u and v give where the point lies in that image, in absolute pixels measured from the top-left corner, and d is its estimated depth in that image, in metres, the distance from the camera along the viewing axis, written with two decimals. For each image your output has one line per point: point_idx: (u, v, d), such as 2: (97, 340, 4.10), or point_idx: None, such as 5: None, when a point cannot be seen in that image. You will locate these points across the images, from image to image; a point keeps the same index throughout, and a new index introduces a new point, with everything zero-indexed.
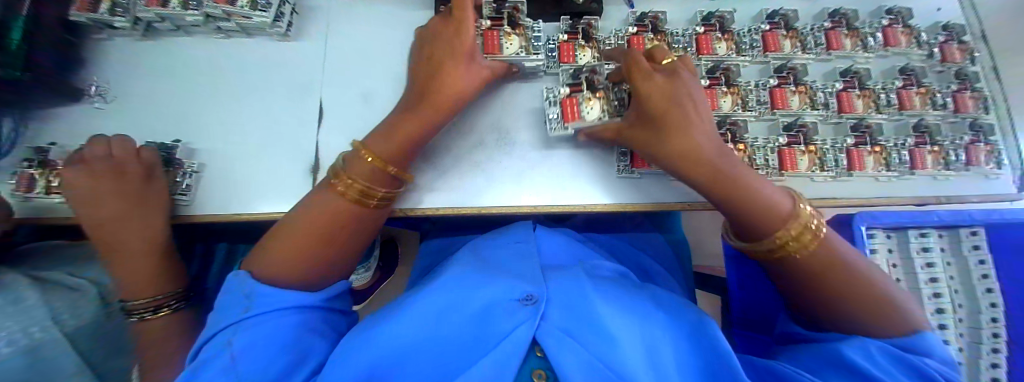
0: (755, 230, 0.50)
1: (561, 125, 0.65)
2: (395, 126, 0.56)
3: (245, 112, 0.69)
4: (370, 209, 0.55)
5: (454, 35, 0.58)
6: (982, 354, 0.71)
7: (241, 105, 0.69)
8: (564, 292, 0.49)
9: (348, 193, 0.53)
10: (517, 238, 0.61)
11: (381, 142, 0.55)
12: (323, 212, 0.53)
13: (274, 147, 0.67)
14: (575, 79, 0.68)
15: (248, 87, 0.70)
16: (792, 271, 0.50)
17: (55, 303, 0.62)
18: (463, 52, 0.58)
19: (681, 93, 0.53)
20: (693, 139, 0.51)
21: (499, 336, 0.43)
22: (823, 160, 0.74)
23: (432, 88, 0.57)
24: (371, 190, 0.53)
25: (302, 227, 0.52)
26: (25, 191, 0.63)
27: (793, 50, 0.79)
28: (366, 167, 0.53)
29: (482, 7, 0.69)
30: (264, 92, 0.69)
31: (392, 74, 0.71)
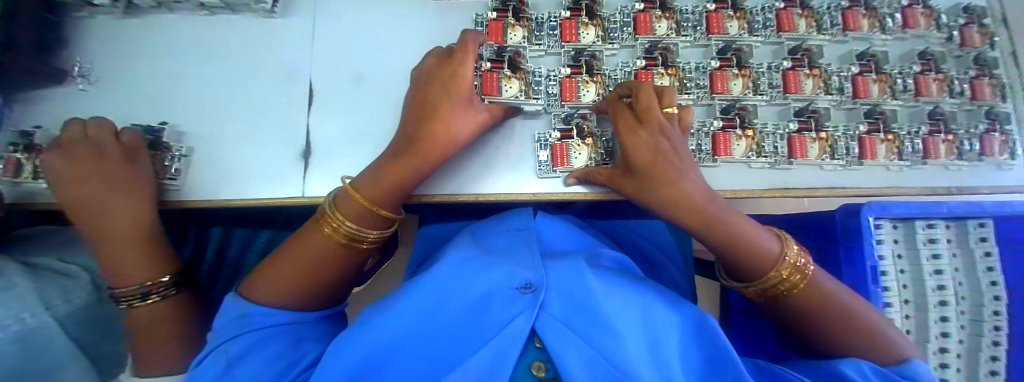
0: (739, 270, 0.48)
1: (551, 169, 0.64)
2: (378, 176, 0.52)
3: (231, 93, 0.66)
4: (360, 250, 0.53)
5: (449, 76, 0.52)
6: (982, 347, 0.68)
7: (230, 89, 0.66)
8: (566, 278, 0.47)
9: (340, 229, 0.50)
10: (516, 225, 0.59)
11: (366, 185, 0.51)
12: (315, 241, 0.51)
13: (264, 131, 0.64)
14: (575, 64, 0.68)
15: (235, 70, 0.67)
16: (786, 308, 0.48)
17: (45, 289, 0.57)
18: (462, 94, 0.53)
19: (667, 149, 0.48)
20: (682, 191, 0.46)
21: (497, 328, 0.41)
22: (835, 149, 0.71)
23: (425, 131, 0.51)
24: (363, 235, 0.51)
25: (293, 259, 0.51)
26: (12, 176, 0.61)
27: (809, 31, 0.75)
28: (349, 214, 0.50)
29: (482, 49, 0.65)
30: (250, 72, 0.67)
31: (383, 53, 0.68)
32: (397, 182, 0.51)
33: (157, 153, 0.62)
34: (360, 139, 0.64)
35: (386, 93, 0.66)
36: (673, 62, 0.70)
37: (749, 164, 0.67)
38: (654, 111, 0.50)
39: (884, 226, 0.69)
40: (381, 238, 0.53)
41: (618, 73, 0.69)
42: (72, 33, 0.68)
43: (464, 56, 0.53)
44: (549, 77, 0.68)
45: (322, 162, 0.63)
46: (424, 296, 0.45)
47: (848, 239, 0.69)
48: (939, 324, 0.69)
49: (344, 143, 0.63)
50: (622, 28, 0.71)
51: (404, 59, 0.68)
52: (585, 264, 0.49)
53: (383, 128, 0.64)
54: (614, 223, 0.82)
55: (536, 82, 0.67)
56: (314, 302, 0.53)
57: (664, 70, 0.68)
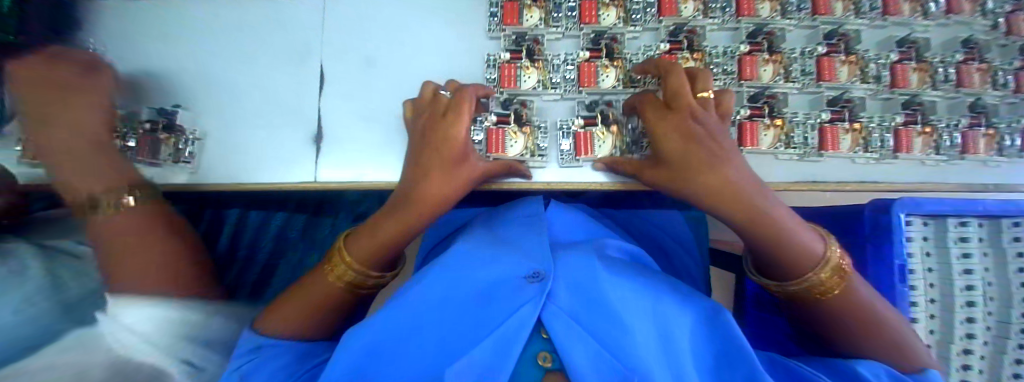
0: (770, 267, 0.46)
1: (574, 158, 0.62)
2: (368, 238, 0.49)
3: (244, 76, 0.65)
4: (357, 297, 0.52)
5: (445, 129, 0.49)
6: (1006, 350, 0.59)
7: (242, 72, 0.65)
8: (577, 269, 0.45)
9: (337, 279, 0.49)
10: (525, 214, 0.57)
11: (356, 244, 0.49)
12: (314, 288, 0.50)
13: (275, 115, 0.63)
14: (594, 47, 0.65)
15: (246, 51, 0.66)
16: (813, 308, 0.46)
17: None
18: (455, 153, 0.49)
19: (702, 134, 0.46)
20: (725, 179, 0.43)
21: (502, 317, 0.40)
22: (868, 141, 0.67)
23: (418, 191, 0.48)
24: (361, 285, 0.50)
25: (293, 299, 0.51)
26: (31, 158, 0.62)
27: (846, 14, 0.70)
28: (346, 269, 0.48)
29: (501, 39, 0.66)
30: (263, 54, 0.65)
31: (395, 35, 0.66)
32: (389, 244, 0.48)
33: (171, 136, 0.61)
34: (367, 123, 0.63)
35: (395, 76, 0.64)
36: (698, 47, 0.66)
37: (776, 155, 0.65)
38: (689, 99, 0.49)
39: (914, 222, 0.62)
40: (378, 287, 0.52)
41: (640, 57, 0.66)
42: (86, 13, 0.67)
43: (458, 115, 0.49)
44: (566, 61, 0.66)
45: (333, 146, 0.62)
46: (432, 282, 0.44)
47: (877, 238, 0.65)
48: (963, 325, 0.61)
49: (355, 127, 0.63)
50: (644, 10, 0.67)
51: (417, 41, 0.65)
52: (595, 256, 0.47)
53: (390, 112, 0.63)
54: (627, 213, 0.80)
55: (553, 66, 0.66)
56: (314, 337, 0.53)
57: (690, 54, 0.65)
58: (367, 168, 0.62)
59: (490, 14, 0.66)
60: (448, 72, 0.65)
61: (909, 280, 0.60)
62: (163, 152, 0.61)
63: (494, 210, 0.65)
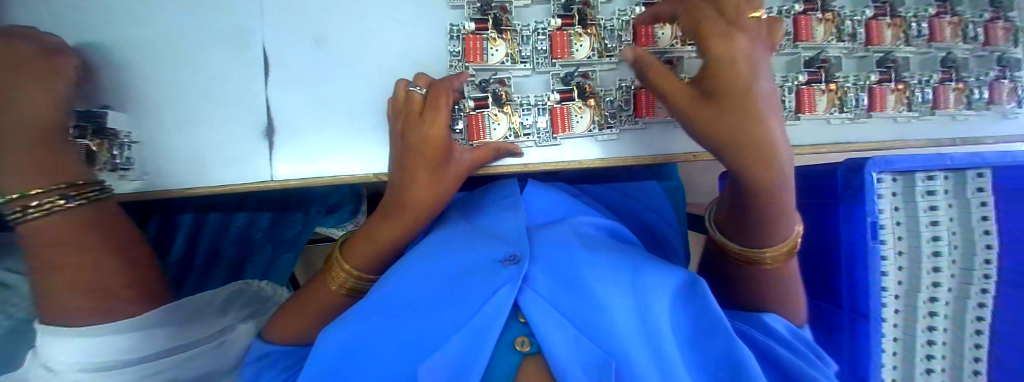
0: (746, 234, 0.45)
1: (550, 137, 0.62)
2: (368, 245, 0.51)
3: (178, 64, 0.58)
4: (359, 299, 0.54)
5: (424, 127, 0.48)
6: (970, 294, 0.62)
7: (174, 59, 0.58)
8: (553, 253, 0.44)
9: (343, 286, 0.51)
10: (501, 197, 0.55)
11: (356, 253, 0.51)
12: (317, 296, 0.51)
13: (220, 108, 0.58)
14: (566, 14, 0.61)
15: (174, 32, 0.58)
16: (746, 275, 0.48)
17: None
18: (437, 153, 0.49)
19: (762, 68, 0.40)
20: (772, 134, 0.38)
21: (475, 302, 0.38)
22: (843, 101, 0.67)
23: (402, 195, 0.49)
24: (360, 285, 0.52)
25: (295, 309, 0.52)
26: None
27: None
28: (344, 272, 0.51)
29: (464, 8, 0.61)
30: (195, 36, 0.58)
31: (346, 10, 0.59)
32: (384, 244, 0.51)
33: (102, 142, 0.54)
34: (323, 113, 0.59)
35: (349, 53, 0.59)
36: None
37: None
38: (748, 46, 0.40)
39: (885, 180, 0.60)
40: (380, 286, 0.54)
41: (614, 23, 0.62)
42: None
43: (435, 112, 0.48)
44: (537, 31, 0.62)
45: (290, 139, 0.58)
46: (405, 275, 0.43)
47: (850, 197, 0.65)
48: (930, 275, 0.62)
49: (311, 117, 0.59)
50: None
51: (371, 17, 0.60)
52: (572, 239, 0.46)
53: (347, 94, 0.59)
54: (612, 189, 0.77)
55: (523, 38, 0.62)
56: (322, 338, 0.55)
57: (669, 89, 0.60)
58: (329, 159, 0.59)
59: None
60: (406, 47, 0.60)
61: (880, 236, 0.61)
62: (99, 161, 0.54)
63: (471, 195, 0.64)
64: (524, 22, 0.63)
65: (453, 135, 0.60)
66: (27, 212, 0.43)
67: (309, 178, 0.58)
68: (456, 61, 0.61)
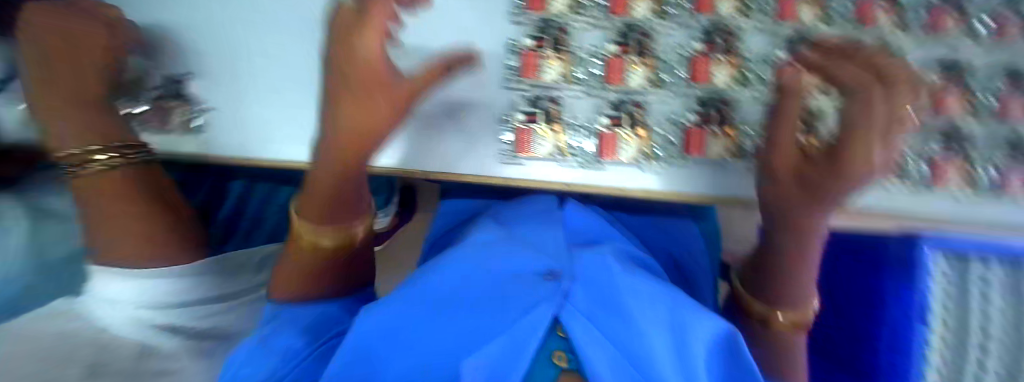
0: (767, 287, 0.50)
1: (595, 160, 0.62)
2: (327, 200, 0.46)
3: (255, 46, 0.64)
4: (339, 254, 0.51)
5: (337, 47, 0.36)
6: None
7: (253, 42, 0.64)
8: (594, 270, 0.43)
9: (329, 252, 0.50)
10: (539, 209, 0.56)
11: (316, 210, 0.46)
12: (312, 267, 0.51)
13: (291, 92, 0.64)
14: (623, 41, 0.62)
15: (255, 18, 0.64)
16: (767, 330, 0.52)
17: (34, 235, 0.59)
18: (357, 79, 0.36)
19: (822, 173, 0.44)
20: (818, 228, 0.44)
21: (514, 310, 0.37)
22: (904, 169, 0.66)
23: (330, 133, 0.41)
24: (324, 239, 0.48)
25: (290, 276, 0.52)
26: None
27: (890, 28, 0.66)
28: (304, 222, 0.47)
29: (524, 25, 0.62)
30: (272, 23, 0.64)
31: (411, 14, 0.63)
32: (326, 191, 0.44)
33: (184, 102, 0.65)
34: None
35: (414, 57, 0.63)
36: (736, 48, 0.61)
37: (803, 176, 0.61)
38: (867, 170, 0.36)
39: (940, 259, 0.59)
40: (349, 237, 0.50)
41: (671, 56, 0.62)
42: None
43: (351, 24, 0.35)
44: (593, 55, 0.62)
45: None
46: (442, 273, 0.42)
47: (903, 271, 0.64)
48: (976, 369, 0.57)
49: None
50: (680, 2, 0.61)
51: (432, 23, 0.63)
52: (611, 258, 0.46)
53: None
54: (650, 224, 0.76)
55: (578, 59, 0.62)
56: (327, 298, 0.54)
57: (720, 128, 0.61)
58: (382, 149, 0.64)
59: None
60: (466, 55, 0.63)
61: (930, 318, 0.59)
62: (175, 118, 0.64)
63: (508, 204, 0.66)
64: (582, 43, 0.62)
65: (501, 144, 0.63)
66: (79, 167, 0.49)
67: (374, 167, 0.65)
68: (510, 74, 0.62)
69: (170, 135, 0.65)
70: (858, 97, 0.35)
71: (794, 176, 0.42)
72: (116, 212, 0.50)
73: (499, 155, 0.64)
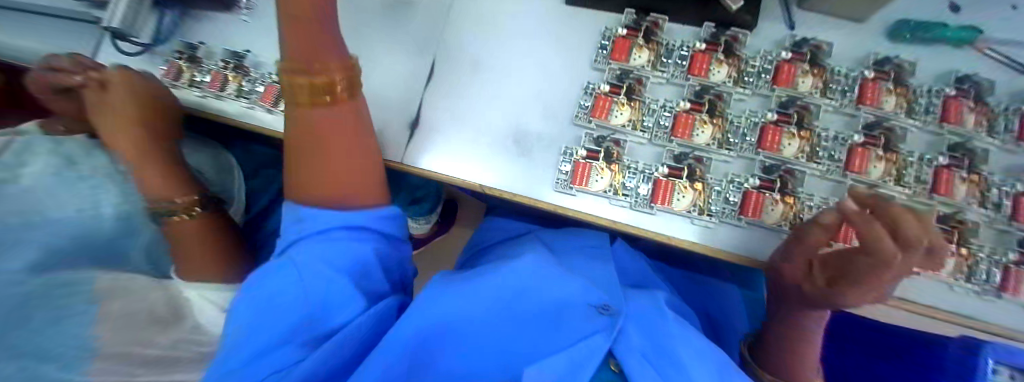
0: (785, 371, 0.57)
1: (648, 204, 0.63)
2: (304, 27, 0.50)
3: (369, 55, 0.76)
4: (342, 107, 0.53)
5: None
6: None
7: (370, 53, 0.76)
8: (643, 314, 0.50)
9: (315, 98, 0.51)
10: (585, 244, 0.67)
11: (296, 43, 0.50)
12: (313, 126, 0.53)
13: (385, 97, 0.73)
14: (697, 100, 0.65)
15: (376, 36, 0.76)
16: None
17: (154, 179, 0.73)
18: None
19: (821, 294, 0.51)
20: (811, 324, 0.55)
21: (575, 335, 0.45)
22: (973, 271, 0.63)
23: None
24: (328, 88, 0.51)
25: (294, 142, 0.54)
26: (218, 90, 0.80)
27: (976, 130, 0.67)
28: (299, 81, 0.50)
29: (603, 72, 0.68)
30: (388, 41, 0.76)
31: (507, 49, 0.72)
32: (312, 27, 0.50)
33: None
34: (460, 124, 0.70)
35: (500, 84, 0.71)
36: (809, 124, 0.64)
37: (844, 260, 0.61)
38: (866, 295, 0.45)
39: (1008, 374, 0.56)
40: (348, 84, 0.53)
41: (742, 121, 0.65)
42: None
43: None
44: (665, 108, 0.66)
45: (427, 136, 0.71)
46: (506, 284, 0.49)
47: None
48: None
49: (450, 124, 0.71)
50: (758, 74, 0.65)
51: (522, 58, 0.71)
52: (662, 307, 0.52)
53: (487, 116, 0.70)
54: (690, 281, 0.82)
55: (648, 110, 0.66)
56: (348, 196, 0.56)
57: (780, 196, 0.61)
58: (452, 159, 0.69)
59: (600, 46, 0.69)
60: (545, 91, 0.70)
61: None
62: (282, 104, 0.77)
63: (558, 233, 0.73)
64: (655, 97, 0.67)
65: (558, 173, 0.66)
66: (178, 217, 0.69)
67: (431, 169, 0.69)
68: (581, 113, 0.67)
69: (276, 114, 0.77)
70: (877, 257, 0.40)
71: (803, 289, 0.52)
72: (204, 250, 0.70)
73: (554, 183, 0.66)
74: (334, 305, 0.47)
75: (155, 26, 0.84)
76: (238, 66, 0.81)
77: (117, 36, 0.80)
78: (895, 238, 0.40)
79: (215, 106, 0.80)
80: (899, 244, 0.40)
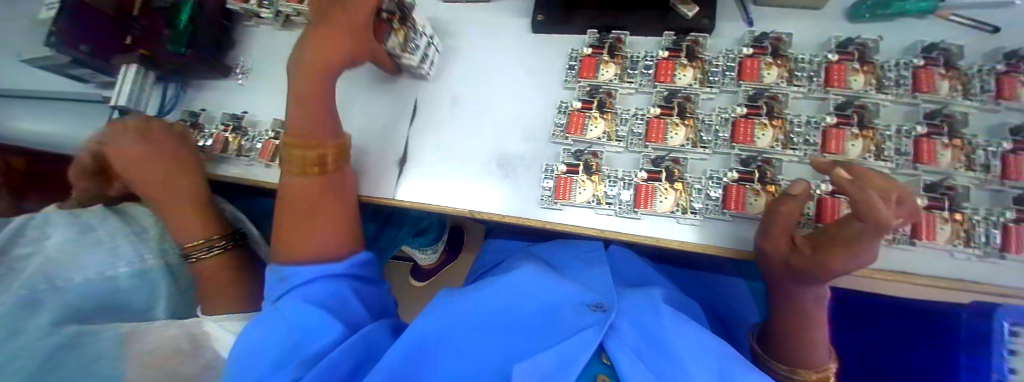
0: (784, 354, 0.57)
1: (632, 210, 0.66)
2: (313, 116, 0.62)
3: (365, 119, 0.79)
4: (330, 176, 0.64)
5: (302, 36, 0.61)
6: None
7: (366, 114, 0.80)
8: (637, 309, 0.52)
9: (306, 169, 0.63)
10: (584, 249, 0.69)
11: (302, 127, 0.62)
12: (299, 187, 0.63)
13: (376, 145, 0.78)
14: (667, 105, 0.68)
15: (371, 93, 0.81)
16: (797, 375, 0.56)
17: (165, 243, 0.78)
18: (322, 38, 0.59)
19: (806, 271, 0.51)
20: (811, 298, 0.55)
21: (567, 335, 0.47)
22: (970, 235, 0.62)
23: (303, 66, 0.60)
24: (323, 161, 0.63)
25: (283, 203, 0.65)
26: (221, 152, 0.85)
27: (952, 95, 0.66)
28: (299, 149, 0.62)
29: (575, 90, 0.72)
30: (384, 100, 0.80)
31: (484, 81, 0.76)
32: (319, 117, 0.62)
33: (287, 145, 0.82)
34: (445, 156, 0.74)
35: (477, 114, 0.75)
36: (780, 113, 0.66)
37: None
38: (852, 260, 0.46)
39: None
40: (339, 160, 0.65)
41: (714, 119, 0.67)
42: (241, 35, 0.94)
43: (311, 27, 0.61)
44: (636, 115, 0.69)
45: (413, 170, 0.75)
46: (488, 296, 0.52)
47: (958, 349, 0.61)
48: None
49: (436, 157, 0.75)
50: (723, 72, 0.68)
51: (504, 93, 0.75)
52: (659, 303, 0.52)
53: (469, 143, 0.74)
54: (691, 277, 0.83)
55: (621, 120, 0.70)
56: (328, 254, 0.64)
57: (762, 187, 0.62)
58: (441, 188, 0.73)
59: (569, 66, 0.73)
60: (521, 115, 0.73)
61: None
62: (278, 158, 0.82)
63: (555, 244, 0.75)
64: (626, 108, 0.71)
65: (541, 190, 0.68)
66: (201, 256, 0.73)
67: (423, 200, 0.73)
68: (558, 130, 0.70)
69: (273, 167, 0.83)
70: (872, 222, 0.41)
71: (790, 262, 0.53)
72: (223, 284, 0.73)
73: (539, 200, 0.69)
74: (317, 333, 0.50)
75: (159, 100, 0.91)
76: (235, 125, 0.86)
77: (124, 111, 0.87)
78: (880, 199, 0.40)
79: (219, 165, 0.86)
80: (882, 198, 0.40)
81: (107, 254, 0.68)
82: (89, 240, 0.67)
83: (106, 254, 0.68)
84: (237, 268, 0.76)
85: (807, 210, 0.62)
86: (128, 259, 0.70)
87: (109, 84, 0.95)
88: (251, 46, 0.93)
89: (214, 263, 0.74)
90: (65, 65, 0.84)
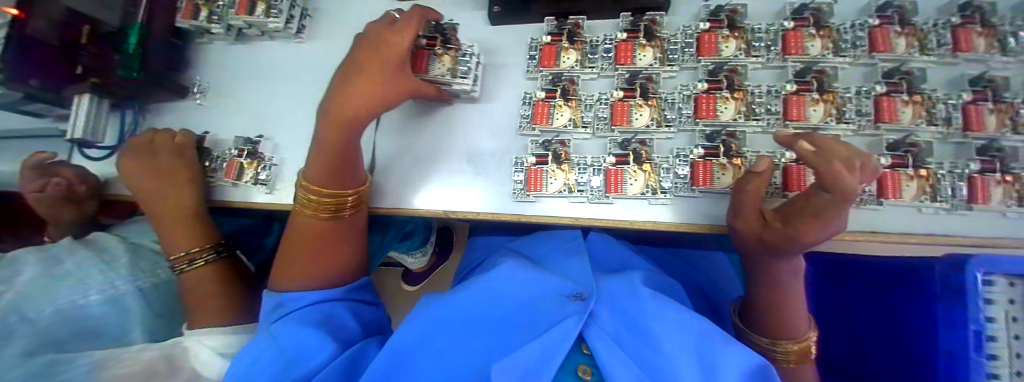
0: (765, 326, 0.58)
1: (603, 194, 0.66)
2: (339, 164, 0.60)
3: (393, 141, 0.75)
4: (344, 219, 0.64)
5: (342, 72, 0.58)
6: None
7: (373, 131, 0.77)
8: (617, 295, 0.52)
9: (319, 212, 0.62)
10: (565, 239, 0.69)
11: (325, 174, 0.60)
12: (311, 227, 0.63)
13: None
14: (629, 87, 0.68)
15: None
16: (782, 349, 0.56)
17: (137, 271, 0.76)
18: (368, 78, 0.56)
19: (782, 245, 0.50)
20: (786, 270, 0.55)
21: (546, 327, 0.47)
22: (936, 189, 0.63)
23: (332, 109, 0.57)
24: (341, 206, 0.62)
25: (291, 238, 0.64)
26: None
27: (909, 51, 0.66)
28: (316, 192, 0.61)
29: (538, 79, 0.71)
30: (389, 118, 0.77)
31: None
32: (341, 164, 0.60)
33: (253, 161, 0.81)
34: (418, 159, 0.74)
35: (450, 115, 0.74)
36: (740, 85, 0.66)
37: None
38: (820, 228, 0.46)
39: None
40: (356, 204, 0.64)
41: (676, 97, 0.68)
42: (195, 53, 0.92)
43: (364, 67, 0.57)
44: (600, 100, 0.69)
45: (383, 174, 0.74)
46: (472, 296, 0.52)
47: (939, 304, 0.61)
48: None
49: (409, 161, 0.74)
50: (682, 49, 0.68)
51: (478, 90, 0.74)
52: (638, 286, 0.52)
53: (442, 145, 0.73)
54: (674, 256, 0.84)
55: (586, 106, 0.70)
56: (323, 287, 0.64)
57: (729, 161, 0.62)
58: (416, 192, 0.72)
59: (529, 56, 0.72)
60: (489, 111, 0.73)
61: None
62: (245, 176, 0.81)
63: (533, 238, 0.74)
64: (590, 94, 0.70)
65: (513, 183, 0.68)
66: (186, 266, 0.71)
67: (395, 205, 0.73)
68: (525, 121, 0.70)
69: (240, 185, 0.82)
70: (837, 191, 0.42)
71: (762, 237, 0.53)
72: (204, 297, 0.69)
73: (512, 194, 0.68)
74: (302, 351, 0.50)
75: (116, 129, 0.90)
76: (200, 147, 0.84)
77: (82, 143, 0.86)
78: (844, 167, 0.41)
79: None
80: (845, 166, 0.41)
81: (74, 286, 0.66)
82: (54, 275, 0.65)
83: (74, 286, 0.66)
84: (223, 282, 0.72)
85: (776, 180, 0.62)
86: (98, 289, 0.68)
87: (65, 116, 0.92)
88: (206, 64, 0.91)
89: (198, 274, 0.71)
90: (16, 101, 0.81)
